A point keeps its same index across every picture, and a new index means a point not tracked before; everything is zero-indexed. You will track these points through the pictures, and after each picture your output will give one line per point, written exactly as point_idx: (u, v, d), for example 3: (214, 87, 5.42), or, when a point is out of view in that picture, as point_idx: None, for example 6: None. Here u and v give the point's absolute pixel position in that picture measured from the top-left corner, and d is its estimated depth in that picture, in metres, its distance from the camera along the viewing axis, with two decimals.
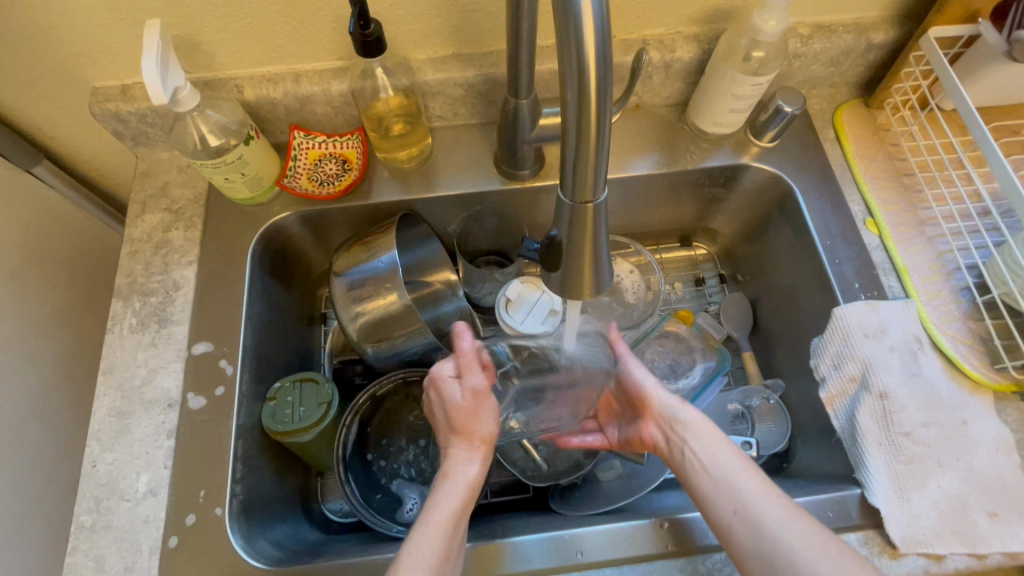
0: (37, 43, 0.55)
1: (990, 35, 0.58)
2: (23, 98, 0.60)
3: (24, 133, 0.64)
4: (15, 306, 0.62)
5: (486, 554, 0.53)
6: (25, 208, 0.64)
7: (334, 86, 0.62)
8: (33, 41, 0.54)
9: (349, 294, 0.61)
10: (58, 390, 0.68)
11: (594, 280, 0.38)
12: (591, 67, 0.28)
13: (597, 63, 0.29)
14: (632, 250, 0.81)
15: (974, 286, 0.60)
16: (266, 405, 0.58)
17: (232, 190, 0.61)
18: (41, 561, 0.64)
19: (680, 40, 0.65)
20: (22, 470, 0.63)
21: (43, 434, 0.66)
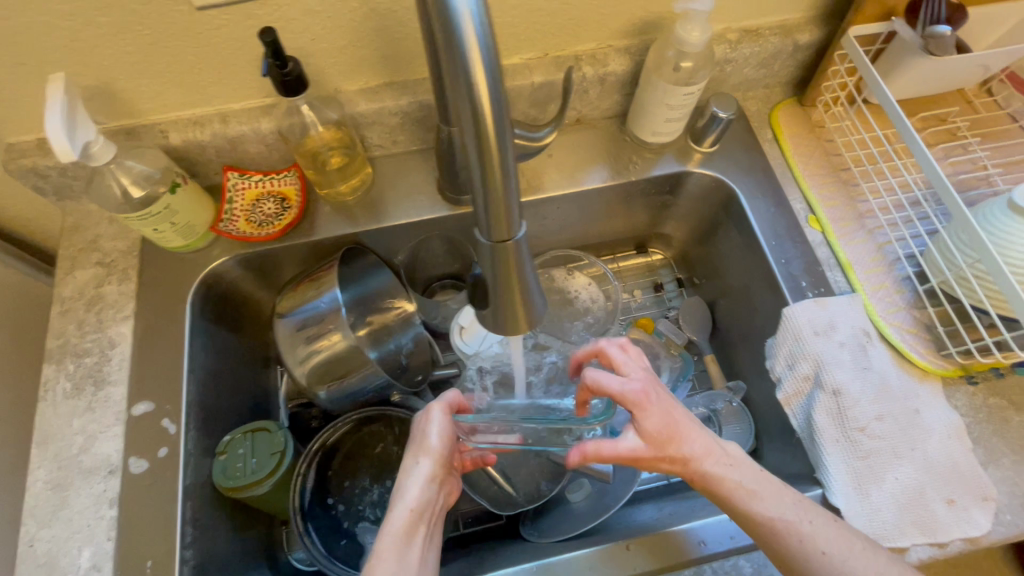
0: None
1: (905, 32, 0.59)
2: None
3: None
4: None
5: None
6: None
7: (264, 124, 0.61)
8: None
9: (295, 336, 0.59)
10: None
11: (528, 312, 0.37)
12: (486, 111, 0.27)
13: (494, 107, 0.28)
14: (587, 262, 0.81)
15: (915, 276, 0.61)
16: (215, 460, 0.56)
17: (163, 240, 0.58)
18: None
19: (612, 54, 0.65)
20: None
21: None
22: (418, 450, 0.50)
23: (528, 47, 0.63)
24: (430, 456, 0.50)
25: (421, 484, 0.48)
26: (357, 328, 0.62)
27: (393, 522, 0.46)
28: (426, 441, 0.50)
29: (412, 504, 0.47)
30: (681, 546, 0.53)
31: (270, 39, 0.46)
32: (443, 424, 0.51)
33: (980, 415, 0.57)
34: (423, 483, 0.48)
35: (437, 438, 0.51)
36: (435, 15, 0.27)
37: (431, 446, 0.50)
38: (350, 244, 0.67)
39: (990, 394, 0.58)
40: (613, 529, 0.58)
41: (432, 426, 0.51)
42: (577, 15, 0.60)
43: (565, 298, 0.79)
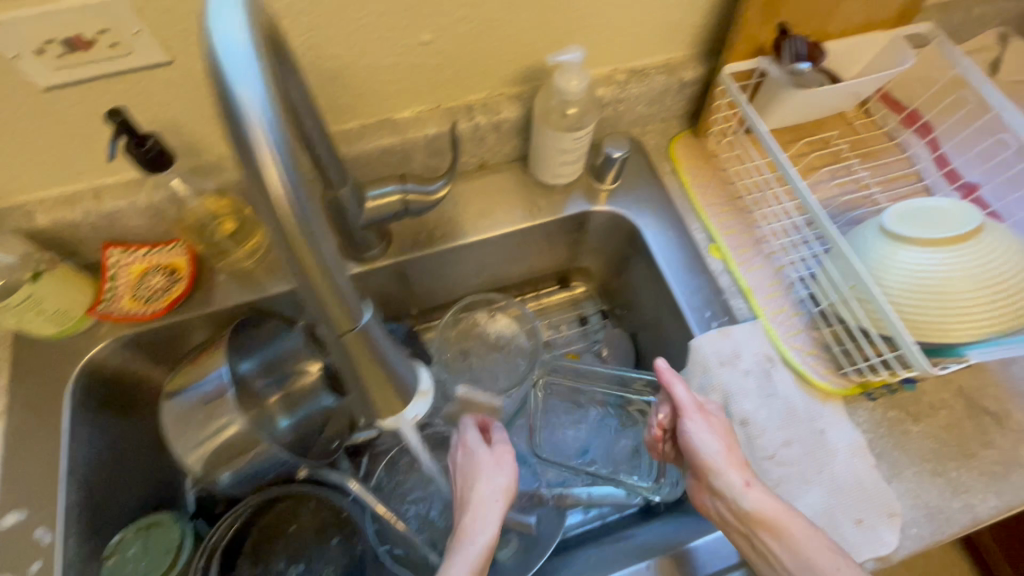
0: None
1: (772, 70, 0.63)
2: None
3: None
4: None
5: None
6: None
7: (140, 197, 0.57)
8: None
9: (183, 421, 0.54)
10: None
11: (396, 390, 0.36)
12: (289, 213, 0.26)
13: (296, 209, 0.27)
14: (507, 304, 0.78)
15: (810, 298, 0.63)
16: (102, 566, 0.53)
17: (33, 329, 0.54)
18: None
19: (504, 101, 0.65)
20: None
21: None
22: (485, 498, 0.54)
23: (418, 100, 0.63)
24: (505, 497, 0.55)
25: (485, 527, 0.52)
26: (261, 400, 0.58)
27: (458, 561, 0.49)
28: (497, 485, 0.56)
29: (476, 548, 0.50)
30: None
31: (120, 120, 0.44)
32: (510, 471, 0.57)
33: (882, 430, 0.59)
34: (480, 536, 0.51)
35: (503, 486, 0.56)
36: (221, 117, 0.26)
37: (500, 491, 0.55)
38: (249, 311, 0.64)
39: (889, 408, 0.60)
40: None
41: (488, 465, 0.57)
42: (462, 68, 0.60)
43: (489, 342, 0.78)
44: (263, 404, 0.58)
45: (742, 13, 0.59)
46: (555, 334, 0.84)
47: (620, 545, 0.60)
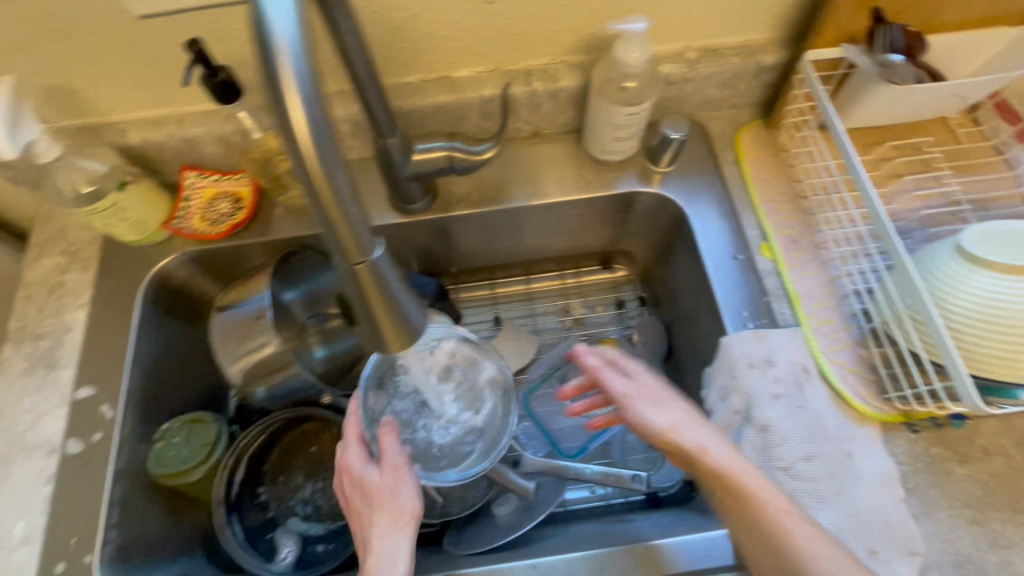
0: None
1: (861, 59, 0.56)
2: None
3: None
4: None
5: None
6: None
7: (217, 127, 0.62)
8: None
9: (229, 333, 0.61)
10: None
11: (401, 326, 0.37)
12: (306, 150, 0.27)
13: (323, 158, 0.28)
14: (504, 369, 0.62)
15: (863, 313, 0.59)
16: (152, 447, 0.60)
17: (117, 233, 0.61)
18: None
19: (564, 69, 0.64)
20: None
21: None
22: (398, 517, 0.49)
23: (477, 60, 0.62)
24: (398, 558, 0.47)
25: (409, 554, 0.48)
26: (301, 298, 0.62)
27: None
28: (403, 504, 0.50)
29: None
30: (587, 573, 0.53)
31: (197, 49, 0.46)
32: (417, 485, 0.51)
33: (920, 465, 0.55)
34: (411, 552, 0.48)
35: (413, 499, 0.50)
36: (257, 46, 0.27)
37: (410, 508, 0.49)
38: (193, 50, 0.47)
39: (934, 444, 0.55)
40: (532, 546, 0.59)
41: (407, 491, 0.50)
42: (523, 30, 0.59)
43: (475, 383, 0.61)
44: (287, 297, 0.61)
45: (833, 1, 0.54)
46: (588, 314, 0.83)
47: (618, 523, 0.61)
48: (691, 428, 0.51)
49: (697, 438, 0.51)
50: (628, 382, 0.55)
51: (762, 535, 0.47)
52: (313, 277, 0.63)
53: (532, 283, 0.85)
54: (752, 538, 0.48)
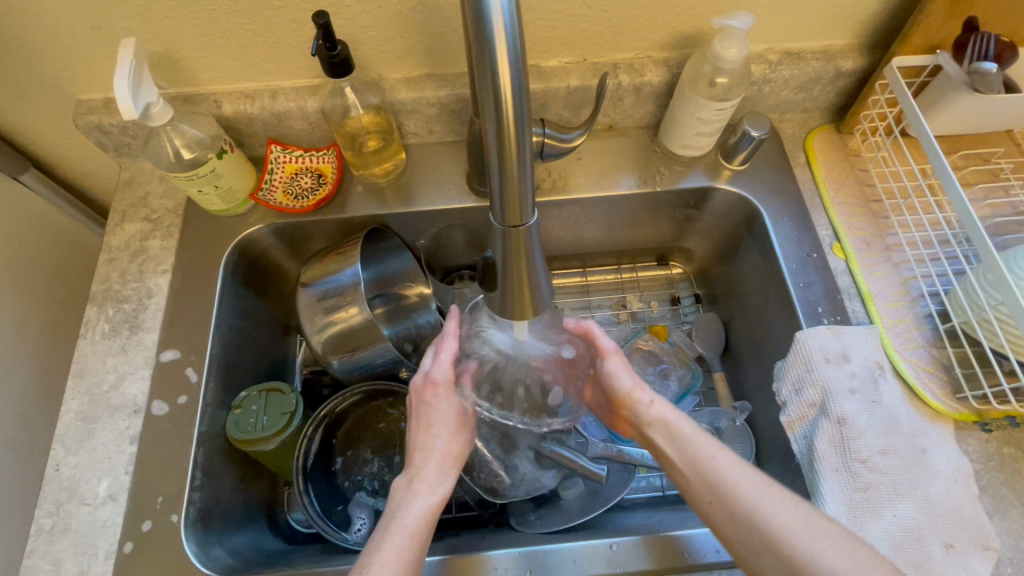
0: (40, 68, 0.58)
1: (950, 67, 0.58)
2: (29, 119, 0.63)
3: (23, 149, 0.67)
4: (10, 294, 0.66)
5: (470, 564, 0.54)
6: (21, 219, 0.68)
7: (310, 103, 0.63)
8: (45, 70, 0.58)
9: (317, 304, 0.63)
10: (24, 381, 0.68)
11: (534, 298, 0.38)
12: (508, 112, 0.29)
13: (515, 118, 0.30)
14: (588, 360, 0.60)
15: (937, 314, 0.60)
16: (231, 413, 0.59)
17: (206, 201, 0.62)
18: (22, 528, 0.66)
19: (650, 64, 0.65)
20: (13, 459, 0.66)
21: (23, 422, 0.67)
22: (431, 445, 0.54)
23: (567, 51, 0.64)
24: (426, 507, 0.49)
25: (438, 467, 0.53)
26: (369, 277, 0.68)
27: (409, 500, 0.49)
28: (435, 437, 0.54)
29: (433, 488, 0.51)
30: (666, 553, 0.54)
31: (324, 22, 0.48)
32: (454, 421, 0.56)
33: (992, 463, 0.55)
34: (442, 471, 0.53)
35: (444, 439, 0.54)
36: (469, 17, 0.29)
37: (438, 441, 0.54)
38: (320, 27, 0.49)
39: (1005, 443, 0.56)
40: (601, 528, 0.60)
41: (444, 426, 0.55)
42: (617, 23, 0.61)
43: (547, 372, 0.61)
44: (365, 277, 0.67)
45: (925, 10, 0.56)
46: (641, 309, 0.81)
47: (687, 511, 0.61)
48: (665, 405, 0.55)
49: (669, 410, 0.54)
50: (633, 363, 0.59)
51: (695, 475, 0.49)
52: (385, 261, 0.70)
53: (588, 276, 0.84)
54: (695, 480, 0.49)
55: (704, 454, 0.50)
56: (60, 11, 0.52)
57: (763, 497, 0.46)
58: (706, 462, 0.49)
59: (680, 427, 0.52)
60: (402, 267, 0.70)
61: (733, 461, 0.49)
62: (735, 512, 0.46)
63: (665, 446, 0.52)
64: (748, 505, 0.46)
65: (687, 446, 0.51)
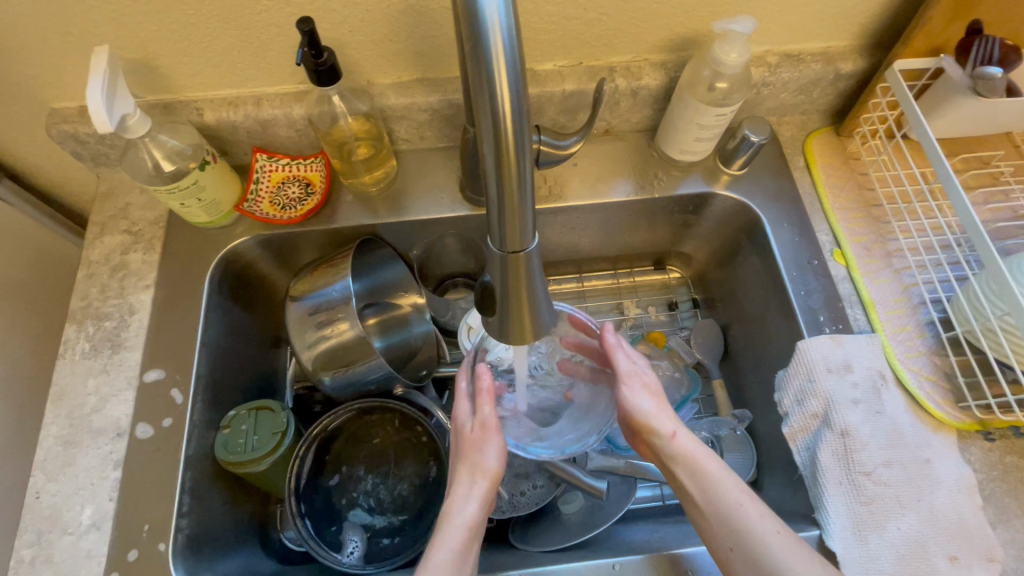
0: (6, 75, 0.55)
1: (953, 71, 0.58)
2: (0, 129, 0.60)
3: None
4: None
5: None
6: None
7: (296, 110, 0.61)
8: (12, 77, 0.55)
9: (304, 320, 0.61)
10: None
11: (533, 322, 0.37)
12: (508, 135, 0.28)
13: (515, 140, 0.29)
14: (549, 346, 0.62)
15: (939, 322, 0.60)
16: (219, 434, 0.57)
17: (189, 214, 0.59)
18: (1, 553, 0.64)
19: (647, 67, 0.64)
20: None
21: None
22: (476, 471, 0.52)
23: (562, 54, 0.62)
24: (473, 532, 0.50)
25: (476, 503, 0.51)
26: (360, 290, 0.66)
27: (451, 541, 0.48)
28: (483, 462, 0.53)
29: (468, 522, 0.50)
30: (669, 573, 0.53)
31: (309, 29, 0.46)
32: (500, 449, 0.54)
33: (995, 473, 0.55)
34: (481, 501, 0.51)
35: (494, 460, 0.53)
36: (465, 35, 0.27)
37: (490, 467, 0.52)
38: (308, 38, 0.47)
39: (1007, 453, 0.56)
40: (604, 544, 0.58)
41: (490, 448, 0.53)
42: (614, 26, 0.59)
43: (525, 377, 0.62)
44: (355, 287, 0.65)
45: (928, 11, 0.54)
46: (640, 315, 0.80)
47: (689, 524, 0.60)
48: (688, 437, 0.53)
49: (691, 445, 0.53)
50: (646, 384, 0.57)
51: (721, 521, 0.49)
52: (378, 272, 0.68)
53: (585, 281, 0.83)
54: (722, 526, 0.49)
55: (735, 507, 0.49)
56: (28, 17, 0.50)
57: (788, 553, 0.46)
58: (734, 510, 0.49)
59: (706, 468, 0.51)
60: (394, 276, 0.69)
61: (759, 510, 0.49)
62: (756, 559, 0.46)
63: (690, 488, 0.52)
64: (773, 553, 0.46)
65: (713, 489, 0.50)
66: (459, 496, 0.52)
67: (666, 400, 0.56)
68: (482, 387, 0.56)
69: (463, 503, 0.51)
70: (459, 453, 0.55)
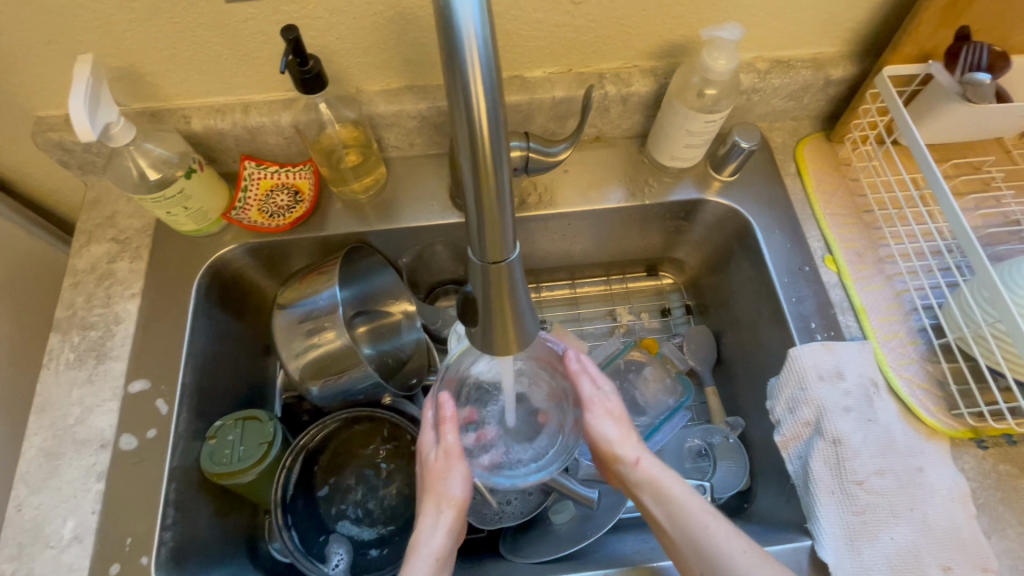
0: None
1: (942, 77, 0.57)
2: None
3: None
4: None
5: None
6: None
7: (284, 117, 0.60)
8: None
9: (292, 328, 0.60)
10: None
11: (516, 333, 0.36)
12: (485, 145, 0.27)
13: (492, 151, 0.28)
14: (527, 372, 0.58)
15: (930, 328, 0.59)
16: (205, 444, 0.56)
17: (176, 222, 0.59)
18: None
19: (637, 74, 0.64)
20: None
21: None
22: (441, 500, 0.52)
23: (551, 61, 0.62)
24: (441, 560, 0.50)
25: (443, 531, 0.51)
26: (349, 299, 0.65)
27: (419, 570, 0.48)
28: (449, 490, 0.53)
29: (437, 551, 0.50)
30: None
31: (293, 37, 0.45)
32: (465, 476, 0.53)
33: (989, 481, 0.55)
34: (448, 529, 0.51)
35: (459, 488, 0.53)
36: (441, 45, 0.27)
37: (455, 496, 0.52)
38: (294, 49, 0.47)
39: (1001, 461, 0.55)
40: (595, 555, 0.57)
41: (455, 476, 0.53)
42: (602, 33, 0.59)
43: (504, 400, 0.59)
44: (345, 295, 0.64)
45: (916, 18, 0.54)
46: (632, 321, 0.80)
47: None
48: (652, 462, 0.54)
49: (654, 470, 0.53)
50: (611, 412, 0.57)
51: (687, 545, 0.49)
52: (367, 279, 0.67)
53: (577, 288, 0.82)
54: (689, 550, 0.49)
55: (700, 529, 0.49)
56: (11, 26, 0.49)
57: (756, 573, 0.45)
58: (697, 531, 0.49)
59: (670, 491, 0.52)
60: (386, 283, 0.68)
61: (726, 530, 0.49)
62: None
63: (655, 512, 0.52)
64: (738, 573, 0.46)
65: (679, 514, 0.50)
66: (426, 525, 0.51)
67: (631, 427, 0.57)
68: (447, 415, 0.55)
69: (431, 531, 0.51)
70: (424, 481, 0.54)
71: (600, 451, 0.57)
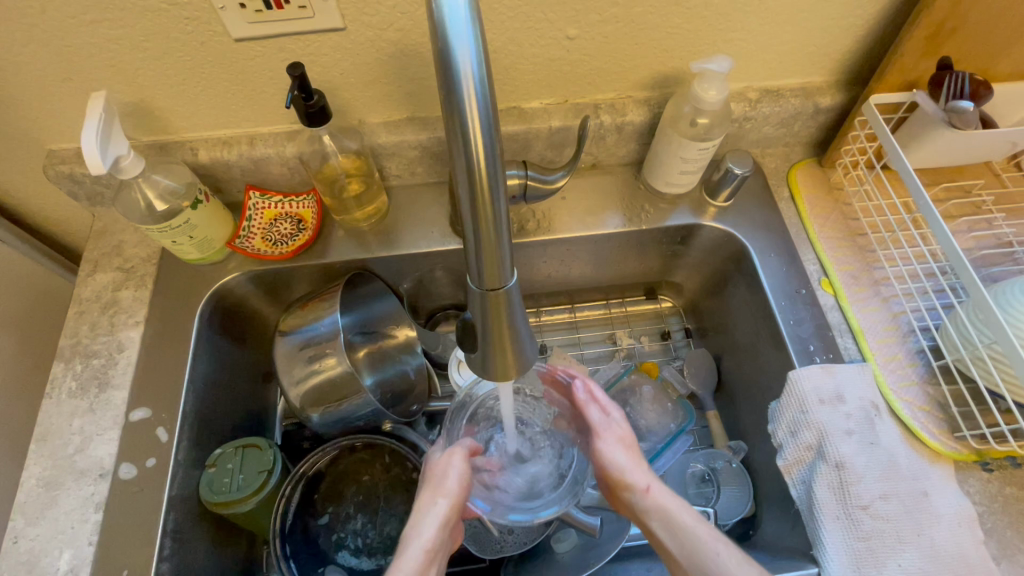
0: (5, 118, 0.56)
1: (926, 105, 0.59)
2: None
3: None
4: None
5: None
6: None
7: (288, 148, 0.62)
8: (11, 121, 0.57)
9: (293, 355, 0.61)
10: None
11: (515, 358, 0.37)
12: (483, 178, 0.28)
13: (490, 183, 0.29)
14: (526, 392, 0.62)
15: (929, 350, 0.60)
16: (204, 473, 0.56)
17: (181, 251, 0.60)
18: None
19: (631, 104, 0.66)
20: None
21: None
22: (436, 492, 0.51)
23: (548, 93, 0.64)
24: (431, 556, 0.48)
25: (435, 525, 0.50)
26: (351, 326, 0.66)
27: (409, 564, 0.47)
28: (445, 483, 0.52)
29: (428, 545, 0.49)
30: None
31: (298, 73, 0.47)
32: (465, 472, 0.53)
33: (996, 505, 0.54)
34: (440, 524, 0.50)
35: (456, 481, 0.52)
36: (440, 85, 0.28)
37: (451, 488, 0.52)
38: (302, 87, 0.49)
39: (1007, 483, 0.55)
40: None
41: (452, 471, 0.53)
42: (597, 67, 0.61)
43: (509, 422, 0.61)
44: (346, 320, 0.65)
45: (899, 49, 0.57)
46: (632, 345, 0.80)
47: None
48: (663, 492, 0.53)
49: (665, 498, 0.52)
50: (622, 439, 0.57)
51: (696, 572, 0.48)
52: (369, 305, 0.68)
53: (577, 312, 0.83)
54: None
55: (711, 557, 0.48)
56: (29, 65, 0.51)
57: None
58: (710, 559, 0.48)
59: (681, 518, 0.51)
60: (387, 308, 0.68)
61: (737, 557, 0.48)
62: None
63: (664, 539, 0.51)
64: None
65: (689, 539, 0.50)
66: (418, 520, 0.50)
67: (642, 454, 0.56)
68: None
69: (423, 523, 0.50)
70: (423, 482, 0.54)
71: (608, 480, 0.56)
